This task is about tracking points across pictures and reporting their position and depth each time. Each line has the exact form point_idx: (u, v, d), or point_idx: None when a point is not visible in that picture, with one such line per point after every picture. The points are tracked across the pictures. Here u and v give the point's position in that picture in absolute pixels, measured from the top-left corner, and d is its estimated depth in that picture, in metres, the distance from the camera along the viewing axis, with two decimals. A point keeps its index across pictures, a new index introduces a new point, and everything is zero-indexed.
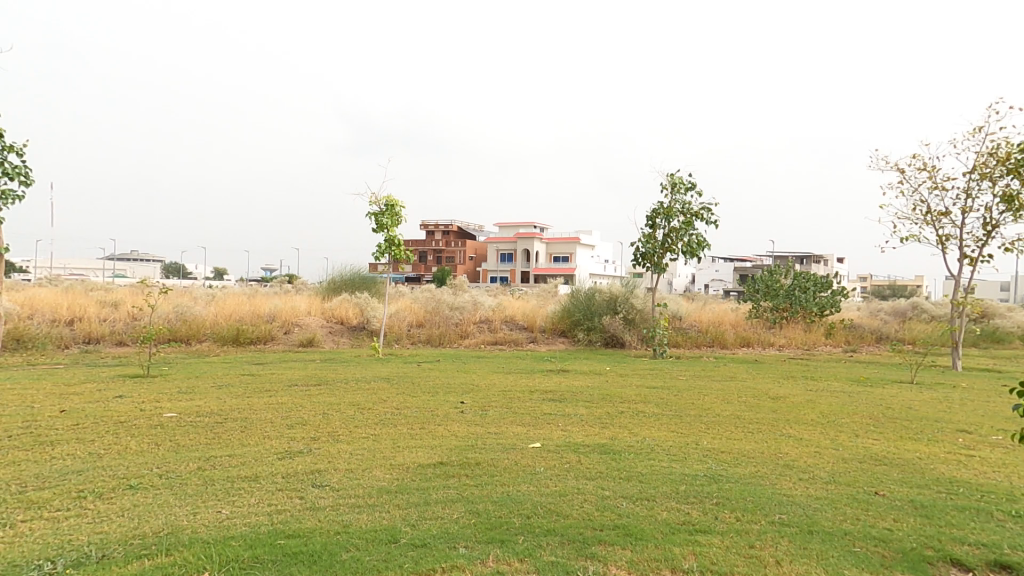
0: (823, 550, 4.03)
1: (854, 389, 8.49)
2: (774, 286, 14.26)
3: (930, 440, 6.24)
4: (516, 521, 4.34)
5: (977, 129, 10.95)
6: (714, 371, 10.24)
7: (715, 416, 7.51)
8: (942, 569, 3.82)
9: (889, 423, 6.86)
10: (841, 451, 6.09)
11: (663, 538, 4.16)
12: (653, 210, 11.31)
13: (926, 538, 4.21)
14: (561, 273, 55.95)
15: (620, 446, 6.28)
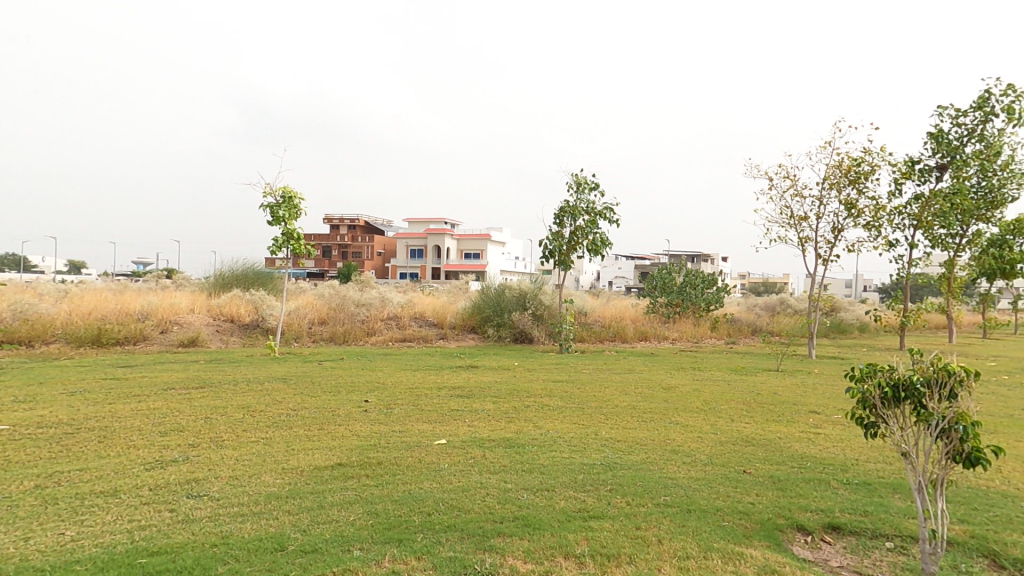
0: (698, 526, 4.44)
1: (732, 378, 9.40)
2: (669, 283, 15.36)
3: (789, 421, 7.06)
4: (416, 519, 4.34)
5: (826, 144, 12.49)
6: (615, 364, 10.84)
7: (613, 407, 7.95)
8: (790, 536, 4.36)
9: (759, 408, 7.67)
10: (719, 435, 6.70)
11: (559, 526, 4.36)
12: (560, 209, 11.71)
13: (780, 509, 4.78)
14: (474, 270, 56.07)
15: (524, 439, 6.46)
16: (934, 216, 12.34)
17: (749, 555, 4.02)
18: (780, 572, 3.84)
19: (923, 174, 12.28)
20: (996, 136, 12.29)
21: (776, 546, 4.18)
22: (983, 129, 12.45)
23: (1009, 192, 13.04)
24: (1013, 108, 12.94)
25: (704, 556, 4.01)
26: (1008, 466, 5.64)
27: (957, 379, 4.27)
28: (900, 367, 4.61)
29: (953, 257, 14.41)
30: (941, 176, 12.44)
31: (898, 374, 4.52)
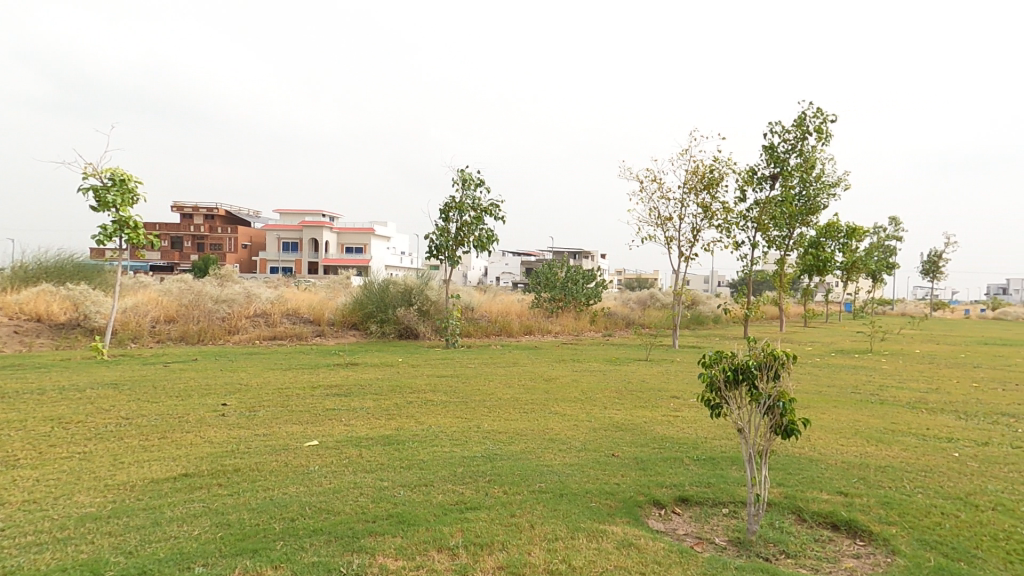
0: (568, 509, 4.26)
1: (608, 368, 9.98)
2: (552, 278, 15.99)
3: (654, 407, 7.59)
4: (277, 526, 3.92)
5: (684, 152, 13.63)
6: (498, 357, 10.99)
7: (496, 400, 7.98)
8: (647, 511, 4.50)
9: (629, 395, 8.17)
10: (593, 422, 6.88)
11: (435, 520, 4.01)
12: (446, 204, 11.59)
13: (641, 487, 4.92)
14: (356, 266, 53.93)
15: (405, 436, 6.14)
16: (771, 219, 13.77)
17: (611, 532, 3.97)
18: (635, 544, 3.85)
19: (762, 183, 13.94)
20: (812, 151, 14.27)
21: (636, 522, 4.21)
22: (803, 146, 14.44)
23: (822, 200, 15.38)
24: (823, 128, 15.16)
25: (572, 536, 3.86)
26: (814, 434, 6.63)
27: (780, 362, 4.86)
28: (739, 354, 5.16)
29: (782, 255, 16.71)
30: (773, 185, 14.23)
31: (737, 359, 5.06)
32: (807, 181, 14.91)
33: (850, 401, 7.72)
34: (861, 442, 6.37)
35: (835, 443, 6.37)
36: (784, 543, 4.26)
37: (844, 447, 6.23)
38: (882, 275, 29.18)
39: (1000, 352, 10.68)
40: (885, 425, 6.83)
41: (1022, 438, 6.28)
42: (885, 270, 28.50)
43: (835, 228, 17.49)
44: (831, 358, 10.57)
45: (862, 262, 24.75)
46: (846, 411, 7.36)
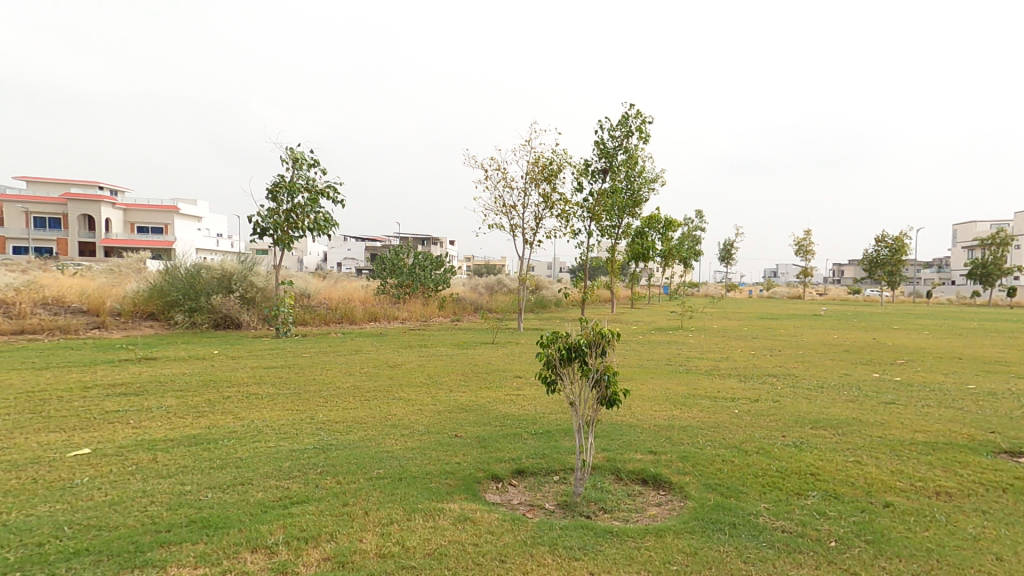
0: (406, 492, 4.23)
1: (455, 352, 10.13)
2: (399, 265, 15.70)
3: (498, 386, 7.88)
4: (13, 555, 3.19)
5: (526, 143, 14.21)
6: (340, 345, 10.49)
7: (334, 389, 7.59)
8: (485, 486, 4.63)
9: (474, 377, 8.38)
10: (437, 405, 6.88)
11: (250, 520, 3.67)
12: (274, 183, 10.62)
13: (481, 463, 5.04)
14: (144, 246, 46.44)
15: (217, 434, 5.51)
16: (603, 209, 15.08)
17: (448, 509, 4.03)
18: (471, 518, 3.97)
19: (595, 177, 15.17)
20: (634, 148, 15.90)
21: (474, 497, 4.32)
22: (627, 143, 16.07)
23: (643, 193, 17.42)
24: (643, 128, 16.95)
25: (408, 518, 3.83)
26: (634, 403, 7.52)
27: (606, 340, 5.39)
28: (572, 334, 5.56)
29: (612, 244, 18.56)
30: (604, 179, 15.57)
31: (570, 339, 5.45)
32: (631, 175, 16.62)
33: (664, 371, 8.93)
34: (669, 406, 7.40)
35: (650, 409, 7.31)
36: (602, 501, 4.85)
37: (656, 412, 7.18)
38: (691, 261, 34.08)
39: (769, 324, 13.24)
40: (687, 390, 8.05)
41: (780, 393, 7.88)
42: (693, 257, 33.30)
43: (655, 219, 20.01)
44: (650, 335, 12.07)
45: (674, 251, 28.60)
46: (660, 380, 8.48)
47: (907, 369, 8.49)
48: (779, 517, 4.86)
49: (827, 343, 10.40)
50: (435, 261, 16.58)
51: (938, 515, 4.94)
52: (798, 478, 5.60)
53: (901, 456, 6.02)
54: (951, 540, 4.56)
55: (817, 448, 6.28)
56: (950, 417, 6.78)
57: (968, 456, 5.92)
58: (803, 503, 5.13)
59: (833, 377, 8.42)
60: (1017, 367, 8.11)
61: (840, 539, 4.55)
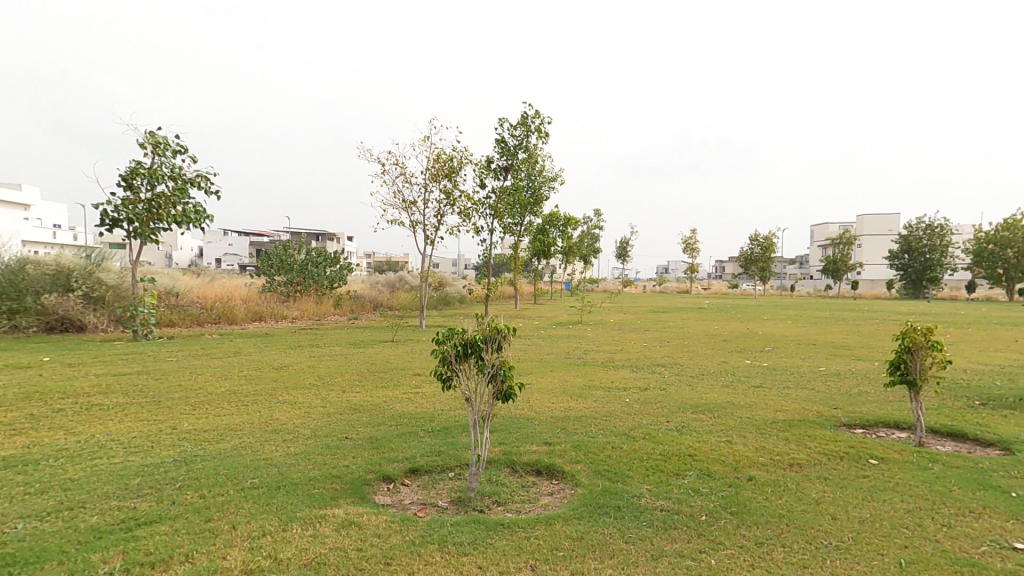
0: (284, 501, 4.03)
1: (350, 351, 9.82)
2: (287, 260, 15.55)
3: (396, 385, 7.72)
4: None
5: (426, 139, 14.05)
6: (217, 347, 9.79)
7: (205, 395, 7.01)
8: (375, 487, 4.52)
9: (370, 377, 8.14)
10: (328, 407, 6.60)
11: (81, 548, 3.29)
12: (132, 169, 9.61)
13: (372, 465, 4.91)
14: None
15: (43, 454, 4.85)
16: (506, 208, 15.32)
17: (331, 515, 3.89)
18: (356, 522, 3.86)
19: (496, 175, 15.34)
20: (534, 147, 16.30)
21: (361, 499, 4.21)
22: (528, 143, 16.41)
23: (544, 192, 17.96)
24: (542, 128, 17.42)
25: (283, 529, 3.65)
26: (534, 396, 7.73)
27: (503, 335, 5.39)
28: (468, 330, 5.50)
29: (516, 241, 18.95)
30: (505, 176, 15.80)
31: (467, 334, 5.38)
32: (532, 174, 17.03)
33: (563, 364, 9.28)
34: (567, 398, 7.70)
35: (548, 401, 7.55)
36: (497, 494, 4.92)
37: (553, 404, 7.44)
38: (591, 258, 35.70)
39: (661, 317, 14.23)
40: (584, 381, 8.43)
41: (667, 381, 8.50)
42: (592, 255, 34.90)
43: (556, 217, 20.71)
44: (552, 329, 12.49)
45: (574, 248, 29.72)
46: (558, 373, 8.80)
47: (773, 355, 9.53)
48: (658, 497, 5.25)
49: (708, 333, 11.39)
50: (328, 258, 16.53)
51: (790, 484, 5.60)
52: (677, 460, 6.08)
53: (764, 434, 6.75)
54: (799, 505, 5.20)
55: (695, 431, 6.86)
56: (804, 397, 7.72)
57: (816, 430, 6.77)
58: (680, 482, 5.59)
59: (712, 364, 9.24)
60: (858, 350, 9.42)
61: (709, 513, 5.02)
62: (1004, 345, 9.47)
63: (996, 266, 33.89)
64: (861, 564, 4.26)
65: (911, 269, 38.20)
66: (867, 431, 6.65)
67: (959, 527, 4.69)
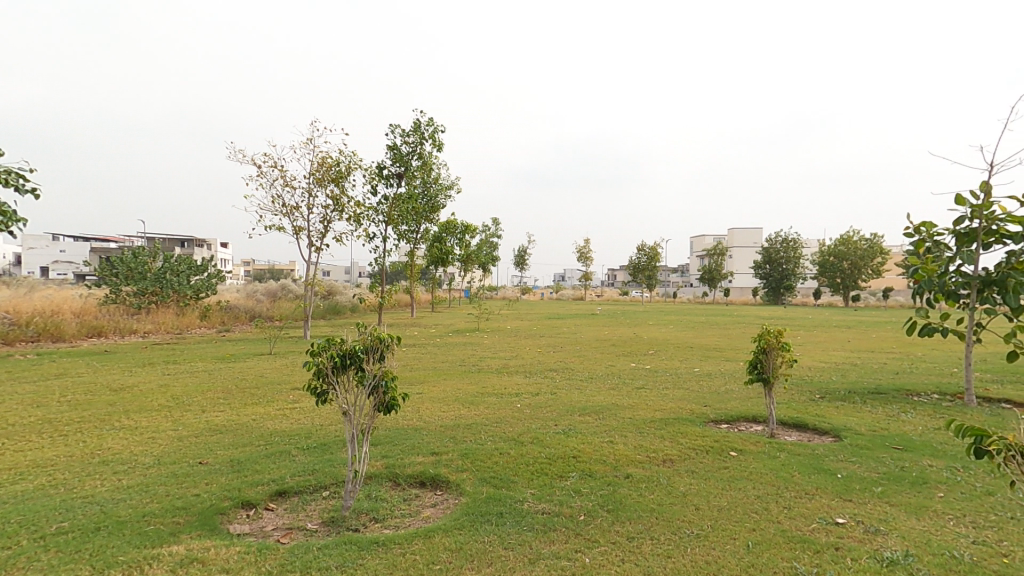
0: (103, 544, 3.60)
1: (214, 367, 9.12)
2: (139, 269, 15.01)
3: (267, 401, 7.22)
4: None
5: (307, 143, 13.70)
6: (34, 370, 8.62)
7: (13, 427, 6.06)
8: (229, 515, 4.18)
9: (238, 394, 7.54)
10: (180, 430, 6.01)
11: None
12: None
13: (228, 491, 4.54)
14: None
15: None
16: (399, 214, 15.13)
17: (167, 554, 3.54)
18: (199, 558, 3.54)
19: (388, 181, 15.10)
20: (429, 155, 16.23)
21: (209, 532, 3.88)
22: (422, 150, 16.32)
23: (440, 200, 18.07)
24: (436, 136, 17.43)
25: None
26: (423, 406, 7.63)
27: (385, 345, 5.08)
28: (348, 340, 5.12)
29: (411, 248, 18.79)
30: (398, 184, 15.59)
31: (345, 345, 5.01)
32: (426, 181, 16.97)
33: (456, 372, 9.27)
34: (457, 406, 7.68)
35: (438, 411, 7.48)
36: (375, 510, 4.72)
37: (444, 413, 7.39)
38: (491, 266, 36.20)
39: (556, 323, 14.74)
40: (476, 389, 8.46)
41: (557, 386, 8.77)
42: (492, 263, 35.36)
43: (454, 225, 20.85)
44: (447, 337, 12.48)
45: (473, 256, 29.90)
46: (450, 381, 8.77)
47: (655, 358, 10.23)
48: (541, 500, 5.37)
49: (598, 338, 11.97)
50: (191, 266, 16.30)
51: (661, 479, 6.00)
52: (562, 462, 6.27)
53: (642, 433, 7.18)
54: (668, 498, 5.58)
55: (581, 433, 7.13)
56: (679, 396, 8.35)
57: (688, 427, 7.33)
58: (563, 484, 5.77)
59: (600, 368, 9.70)
60: (727, 351, 10.37)
61: (587, 512, 5.21)
62: (841, 345, 10.94)
63: (837, 275, 39.15)
64: (716, 549, 4.62)
65: (771, 277, 43.08)
66: (730, 425, 7.32)
67: (797, 508, 5.28)
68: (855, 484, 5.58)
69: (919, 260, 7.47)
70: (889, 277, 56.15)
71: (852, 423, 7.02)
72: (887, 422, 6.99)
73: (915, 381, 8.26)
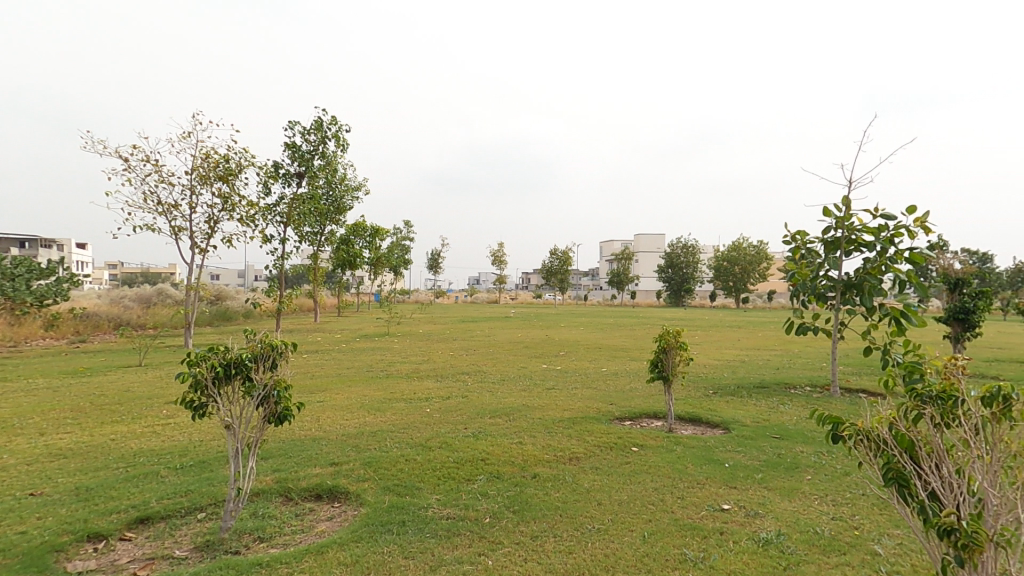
0: None
1: (65, 383, 8.13)
2: None
3: (131, 418, 6.51)
4: None
5: (188, 137, 12.59)
6: None
7: None
8: (68, 552, 3.69)
9: (93, 412, 6.72)
10: (10, 457, 5.24)
11: None
12: None
13: (69, 524, 4.01)
14: None
15: None
16: (300, 216, 14.46)
17: None
18: None
19: (287, 180, 14.31)
20: (332, 155, 15.65)
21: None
22: (324, 149, 15.65)
23: (347, 201, 17.55)
24: (341, 136, 16.84)
25: None
26: (323, 415, 7.26)
27: (278, 353, 4.34)
28: (233, 347, 4.30)
29: (315, 251, 17.94)
30: (299, 183, 14.86)
31: (230, 353, 4.20)
32: (329, 183, 16.35)
33: (361, 379, 8.94)
34: (362, 413, 7.40)
35: (339, 419, 7.16)
36: (260, 529, 4.35)
37: (346, 421, 7.09)
38: (402, 269, 35.49)
39: (470, 326, 14.73)
40: (383, 395, 8.19)
41: (469, 389, 8.71)
42: (403, 266, 34.70)
43: (362, 227, 20.29)
44: (354, 343, 12.06)
45: (382, 259, 29.17)
46: (355, 389, 8.43)
47: (565, 359, 10.48)
48: (446, 506, 5.26)
49: (511, 341, 12.09)
50: (33, 268, 14.18)
51: (567, 476, 6.12)
52: (470, 466, 6.19)
53: (551, 433, 7.30)
54: (573, 495, 5.69)
55: (490, 435, 7.10)
56: (587, 395, 8.62)
57: (594, 425, 7.56)
58: (470, 487, 5.70)
59: (512, 370, 9.78)
60: (632, 351, 10.89)
61: (493, 515, 5.17)
62: (732, 344, 11.88)
63: (729, 279, 42.65)
64: (615, 541, 4.76)
65: (673, 282, 46.08)
66: (633, 422, 7.65)
67: (688, 497, 5.59)
68: (740, 472, 6.03)
69: (794, 265, 8.22)
70: (774, 282, 62.19)
71: (739, 416, 7.60)
72: (768, 413, 7.65)
73: (793, 375, 9.13)
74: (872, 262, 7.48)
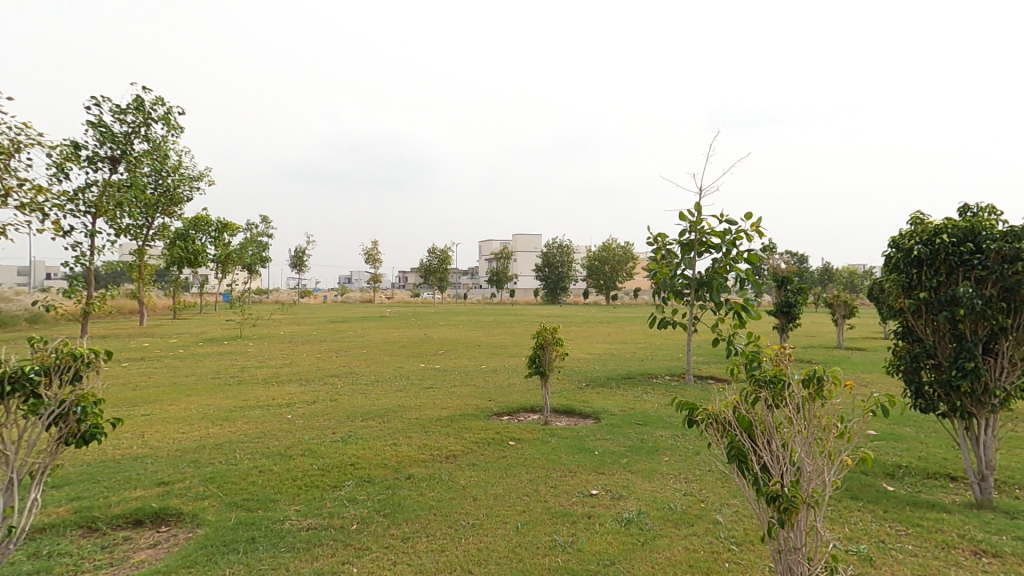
0: None
1: None
2: None
3: None
4: None
5: None
6: None
7: None
8: None
9: None
10: None
11: None
12: None
13: None
14: None
15: None
16: (118, 207, 12.47)
17: None
18: None
19: (94, 165, 12.24)
20: (159, 139, 13.78)
21: None
22: (147, 131, 13.67)
23: (183, 191, 15.82)
24: (170, 118, 14.86)
25: None
26: (151, 430, 6.29)
27: (84, 362, 2.94)
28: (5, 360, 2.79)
29: (139, 246, 15.51)
30: (113, 169, 12.82)
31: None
32: (156, 172, 14.34)
33: (205, 388, 7.96)
34: (204, 425, 6.55)
35: (173, 433, 6.26)
36: (42, 571, 3.63)
37: (183, 435, 6.22)
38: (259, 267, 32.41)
39: (340, 327, 13.94)
40: (234, 403, 7.37)
41: (338, 392, 8.18)
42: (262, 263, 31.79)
43: (202, 221, 18.24)
44: (196, 349, 10.77)
45: (236, 257, 26.37)
46: (198, 398, 7.47)
47: (445, 357, 10.33)
48: (307, 516, 4.80)
49: (386, 341, 11.62)
50: None
51: (443, 475, 5.95)
52: (337, 472, 5.75)
53: (427, 432, 7.07)
54: (448, 493, 5.54)
55: (361, 438, 6.69)
56: (466, 392, 8.53)
57: (473, 422, 7.48)
58: (336, 494, 5.28)
59: (388, 370, 9.39)
60: (511, 348, 11.07)
61: (361, 521, 4.83)
62: (603, 339, 12.62)
63: (600, 278, 45.67)
64: (489, 535, 4.70)
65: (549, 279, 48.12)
66: (511, 417, 7.72)
67: (561, 485, 5.74)
68: (608, 458, 6.34)
69: (656, 264, 8.95)
70: (639, 282, 67.88)
71: (608, 405, 8.05)
72: (633, 402, 8.20)
73: (656, 366, 9.93)
74: (719, 262, 8.44)
